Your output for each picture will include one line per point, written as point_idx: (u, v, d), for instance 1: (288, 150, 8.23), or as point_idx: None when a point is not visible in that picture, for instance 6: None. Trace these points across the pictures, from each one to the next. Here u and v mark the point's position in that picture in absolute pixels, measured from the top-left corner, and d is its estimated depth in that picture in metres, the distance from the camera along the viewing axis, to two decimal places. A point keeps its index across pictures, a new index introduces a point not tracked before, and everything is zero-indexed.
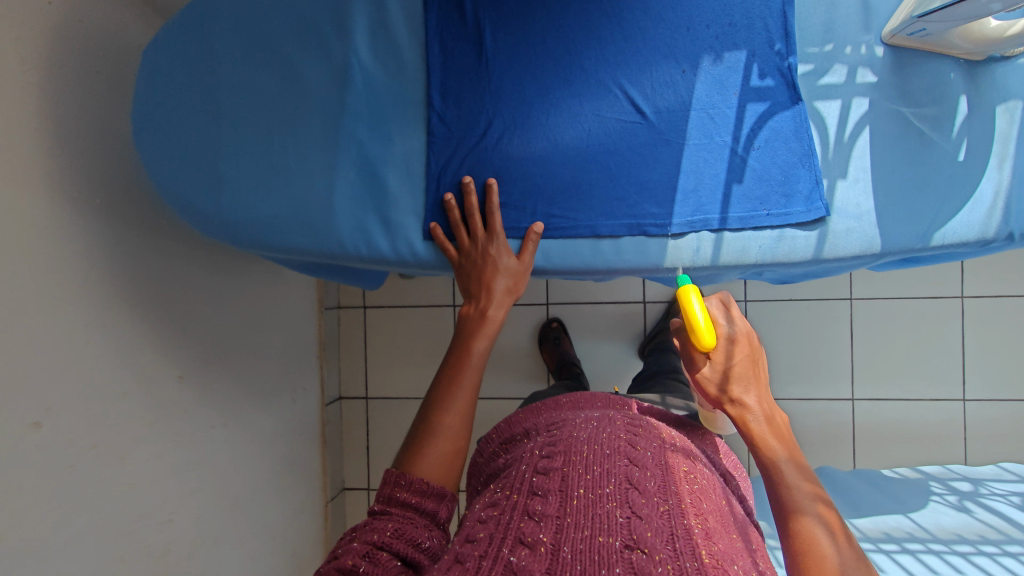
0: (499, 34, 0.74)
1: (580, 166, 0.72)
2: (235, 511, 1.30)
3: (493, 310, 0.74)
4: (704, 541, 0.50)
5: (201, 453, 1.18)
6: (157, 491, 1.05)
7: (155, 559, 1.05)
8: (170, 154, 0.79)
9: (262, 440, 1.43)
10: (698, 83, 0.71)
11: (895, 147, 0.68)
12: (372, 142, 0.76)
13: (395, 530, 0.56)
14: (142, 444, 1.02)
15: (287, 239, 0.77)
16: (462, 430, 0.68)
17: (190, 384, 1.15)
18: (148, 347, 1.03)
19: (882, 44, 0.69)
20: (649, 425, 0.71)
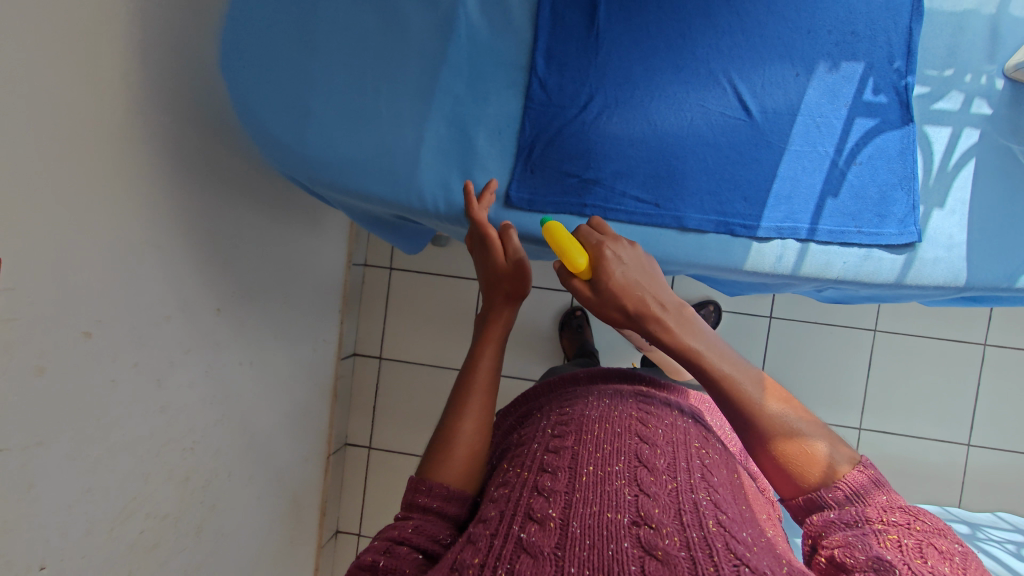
0: (614, 6, 0.72)
1: (674, 155, 0.71)
2: (249, 449, 1.31)
3: (501, 315, 0.67)
4: (715, 509, 0.50)
5: (226, 387, 1.18)
6: (185, 418, 1.06)
7: (174, 484, 1.06)
8: (254, 81, 0.76)
9: (280, 385, 1.44)
10: (810, 88, 0.69)
11: (997, 184, 0.68)
12: (467, 98, 0.74)
13: (415, 527, 0.54)
14: (177, 369, 1.02)
15: (366, 186, 0.75)
16: (481, 436, 0.61)
17: (225, 319, 1.15)
18: (195, 274, 1.03)
19: (1003, 77, 0.68)
20: (661, 399, 0.68)
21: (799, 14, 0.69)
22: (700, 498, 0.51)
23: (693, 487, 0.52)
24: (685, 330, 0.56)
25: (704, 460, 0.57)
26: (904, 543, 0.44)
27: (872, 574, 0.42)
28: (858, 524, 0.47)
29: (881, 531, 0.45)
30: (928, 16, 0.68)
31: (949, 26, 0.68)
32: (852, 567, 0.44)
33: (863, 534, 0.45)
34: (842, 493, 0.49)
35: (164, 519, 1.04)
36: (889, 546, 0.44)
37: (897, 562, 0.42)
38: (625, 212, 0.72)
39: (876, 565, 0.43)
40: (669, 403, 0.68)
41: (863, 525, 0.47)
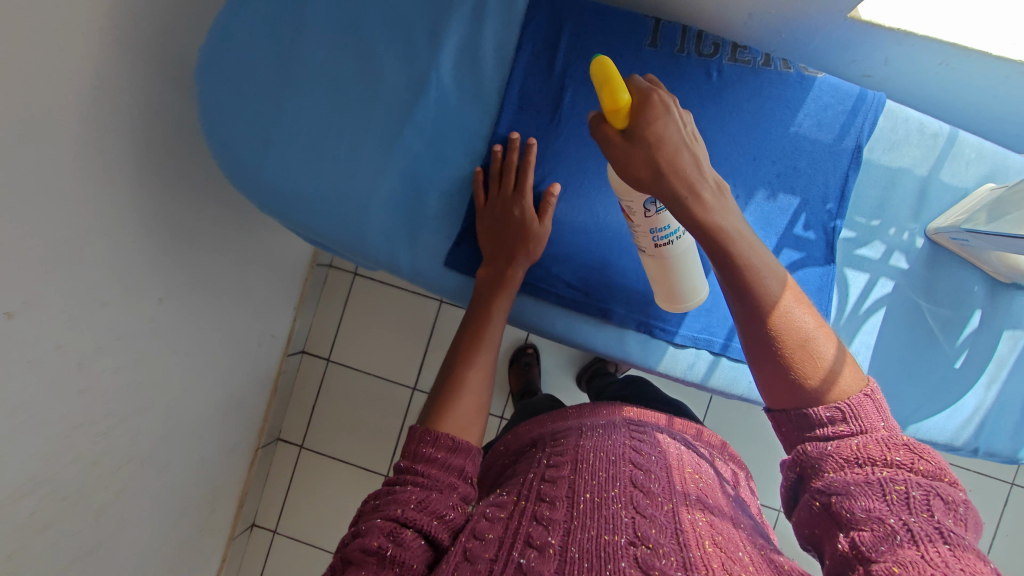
0: (581, 99, 0.74)
1: (611, 249, 0.75)
2: (171, 437, 1.30)
3: (515, 269, 0.72)
4: (710, 531, 0.52)
5: (157, 375, 1.17)
6: (106, 402, 1.05)
7: (82, 466, 1.05)
8: (218, 97, 0.74)
9: (217, 376, 1.42)
10: (747, 212, 0.72)
11: (901, 336, 0.71)
12: (426, 157, 0.76)
13: (418, 500, 0.54)
14: (104, 355, 1.01)
15: (316, 221, 0.77)
16: (484, 390, 0.67)
17: (168, 308, 1.13)
18: (143, 263, 1.01)
19: (923, 236, 0.72)
20: (652, 428, 0.71)
21: (749, 139, 0.73)
22: (695, 520, 0.53)
23: (688, 510, 0.54)
24: (720, 205, 0.51)
25: (698, 484, 0.59)
26: (910, 494, 0.42)
27: (870, 534, 0.41)
28: (852, 467, 0.45)
29: (882, 482, 0.43)
30: (866, 165, 0.72)
31: (881, 179, 0.72)
32: (849, 520, 0.43)
33: (862, 486, 0.43)
34: (839, 415, 0.47)
35: (63, 500, 1.03)
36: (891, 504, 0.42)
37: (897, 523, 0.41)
38: (556, 294, 0.75)
39: (875, 525, 0.41)
40: (664, 436, 0.70)
41: (856, 467, 0.45)
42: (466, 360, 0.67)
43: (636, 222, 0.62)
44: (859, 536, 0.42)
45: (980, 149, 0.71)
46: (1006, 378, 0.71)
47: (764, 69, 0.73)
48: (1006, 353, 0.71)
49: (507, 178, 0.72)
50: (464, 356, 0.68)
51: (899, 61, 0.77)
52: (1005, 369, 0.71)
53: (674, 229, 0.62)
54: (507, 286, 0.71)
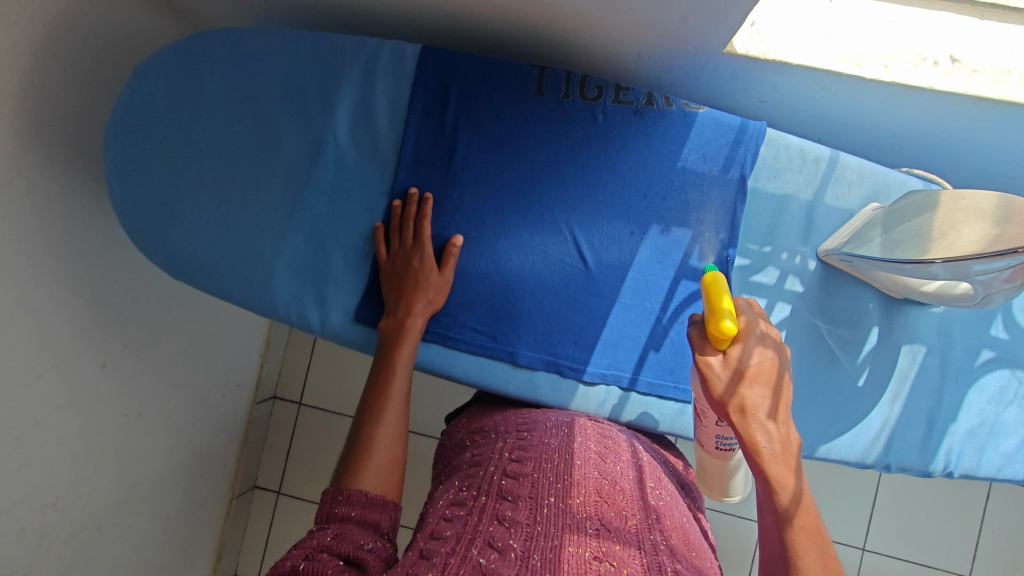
0: (474, 149, 0.76)
1: (514, 294, 0.76)
2: (129, 499, 1.29)
3: (412, 318, 0.71)
4: (671, 554, 0.49)
5: (107, 439, 1.18)
6: (50, 473, 1.06)
7: (28, 540, 1.05)
8: (128, 178, 0.78)
9: (177, 433, 1.42)
10: (643, 247, 0.74)
11: (802, 360, 0.72)
12: (327, 217, 0.77)
13: (336, 537, 0.50)
14: (42, 427, 1.01)
15: (226, 287, 0.78)
16: (397, 445, 0.63)
17: (111, 373, 1.14)
18: (77, 333, 1.03)
19: (816, 258, 0.73)
20: (619, 437, 0.68)
21: (637, 177, 0.75)
22: (658, 540, 0.50)
23: (651, 528, 0.51)
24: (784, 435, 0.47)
25: (658, 500, 0.56)
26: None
27: None
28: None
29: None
30: (753, 194, 0.73)
31: (769, 206, 0.73)
32: None
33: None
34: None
35: None
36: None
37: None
38: (464, 342, 0.76)
39: None
40: (625, 445, 0.67)
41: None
42: (373, 419, 0.63)
43: (704, 422, 0.62)
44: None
45: (861, 169, 0.72)
46: (907, 393, 0.71)
47: (647, 109, 0.75)
48: (906, 366, 0.71)
49: (406, 229, 0.74)
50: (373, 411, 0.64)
51: (786, 86, 0.78)
52: (906, 383, 0.71)
53: None
54: (409, 335, 0.70)
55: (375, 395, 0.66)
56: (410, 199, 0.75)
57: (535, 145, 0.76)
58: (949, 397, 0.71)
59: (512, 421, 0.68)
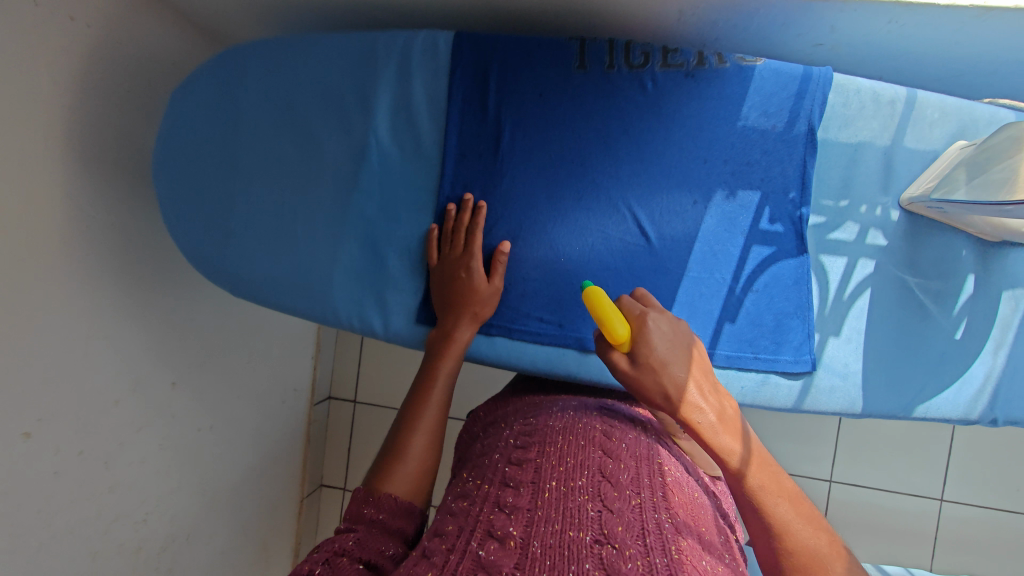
0: (520, 133, 0.73)
1: (576, 278, 0.73)
2: (210, 507, 1.35)
3: (459, 329, 0.71)
4: (676, 534, 0.46)
5: (184, 453, 1.22)
6: (138, 491, 1.10)
7: (126, 555, 1.10)
8: (184, 201, 0.78)
9: (245, 440, 1.47)
10: (707, 216, 0.71)
11: (891, 317, 0.68)
12: (378, 221, 0.76)
13: (359, 539, 0.51)
14: (125, 450, 1.05)
15: (287, 301, 0.78)
16: (430, 454, 0.62)
17: (182, 391, 1.18)
18: (146, 357, 1.06)
19: (899, 208, 0.68)
20: (625, 414, 0.65)
21: (696, 143, 0.71)
22: (663, 519, 0.47)
23: (655, 506, 0.48)
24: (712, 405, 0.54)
25: (665, 477, 0.53)
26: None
27: None
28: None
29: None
30: (824, 147, 0.69)
31: (843, 158, 0.68)
32: None
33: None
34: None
35: None
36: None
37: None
38: (529, 332, 0.74)
39: None
40: (632, 423, 0.64)
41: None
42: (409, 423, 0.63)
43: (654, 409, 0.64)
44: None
45: (943, 107, 0.67)
46: (1013, 341, 0.66)
47: (699, 70, 0.70)
48: (1008, 314, 0.66)
49: (455, 237, 0.73)
50: (409, 417, 0.64)
51: (846, 26, 0.72)
52: (1010, 331, 0.66)
53: None
54: (455, 346, 0.70)
55: (415, 400, 0.66)
56: (465, 206, 0.73)
57: (583, 121, 0.73)
58: None
59: (522, 409, 0.68)
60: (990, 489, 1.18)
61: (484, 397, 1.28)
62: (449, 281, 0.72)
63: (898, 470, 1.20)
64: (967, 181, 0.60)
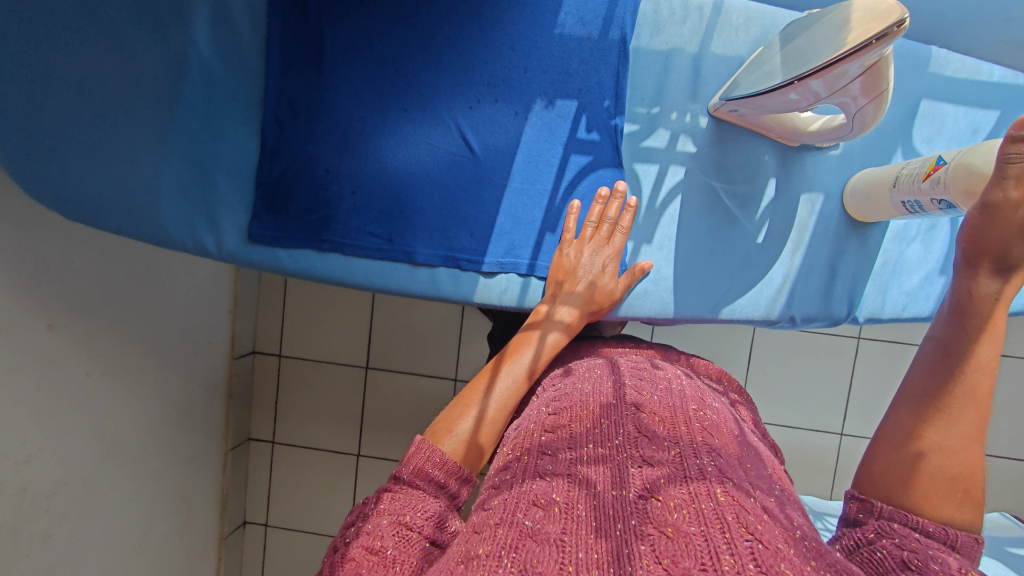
0: (341, 43, 0.72)
1: (405, 193, 0.73)
2: (127, 459, 1.22)
3: (565, 311, 0.64)
4: (721, 475, 0.43)
5: (67, 402, 1.05)
6: (18, 433, 0.96)
7: (11, 499, 0.95)
8: None
9: (139, 398, 1.24)
10: (528, 126, 0.71)
11: (700, 222, 0.70)
12: (203, 137, 0.74)
13: (424, 511, 0.46)
14: (51, 417, 1.02)
15: (121, 223, 0.74)
16: (499, 421, 0.56)
17: (62, 335, 1.03)
18: (17, 294, 0.93)
19: (707, 114, 0.70)
20: (654, 363, 0.63)
21: (515, 52, 0.70)
22: (706, 463, 0.44)
23: (697, 452, 0.45)
24: None
25: (705, 421, 0.51)
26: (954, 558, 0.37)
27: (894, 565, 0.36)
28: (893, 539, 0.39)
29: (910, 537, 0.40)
30: (636, 55, 0.70)
31: (655, 65, 0.70)
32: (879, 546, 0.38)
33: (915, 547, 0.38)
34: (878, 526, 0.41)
35: None
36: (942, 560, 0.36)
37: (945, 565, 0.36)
38: (361, 247, 0.74)
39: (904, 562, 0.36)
40: (671, 373, 0.61)
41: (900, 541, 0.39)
42: (474, 392, 0.57)
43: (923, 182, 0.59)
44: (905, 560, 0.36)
45: (747, 13, 0.68)
46: (809, 242, 0.71)
47: None
48: (805, 217, 0.70)
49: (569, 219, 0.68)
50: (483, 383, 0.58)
51: None
52: (807, 233, 0.70)
53: (917, 211, 0.62)
54: (555, 326, 0.63)
55: (495, 365, 0.60)
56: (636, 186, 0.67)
57: (404, 31, 0.72)
58: (847, 246, 0.71)
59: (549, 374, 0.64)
60: (876, 416, 1.26)
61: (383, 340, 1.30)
62: (572, 265, 0.67)
63: (794, 403, 1.27)
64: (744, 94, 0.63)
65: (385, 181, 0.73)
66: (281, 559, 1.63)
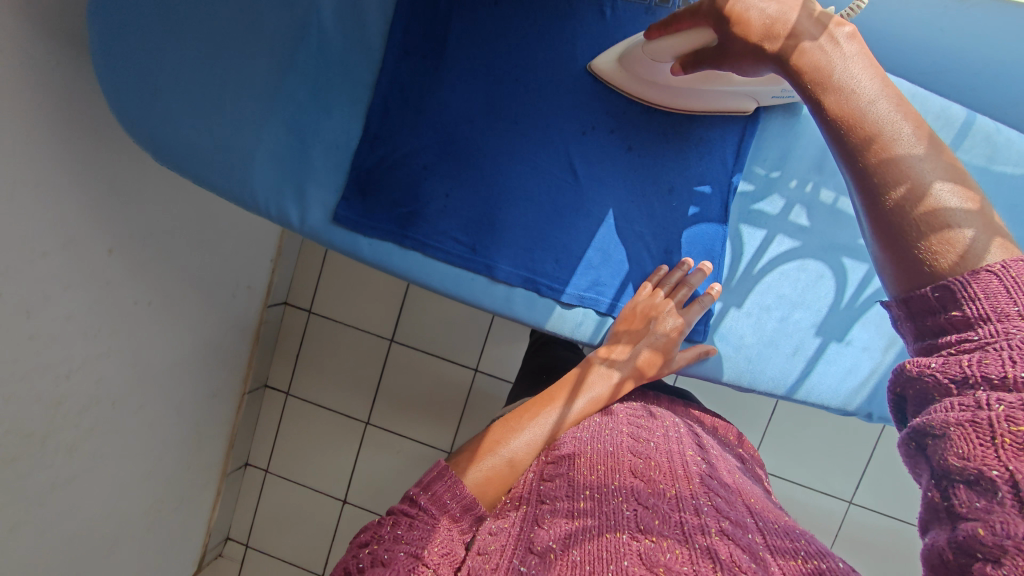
0: (466, 41, 0.70)
1: (499, 205, 0.71)
2: (161, 389, 1.18)
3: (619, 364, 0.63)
4: (719, 518, 0.42)
5: (113, 325, 0.99)
6: (62, 347, 0.90)
7: (46, 409, 0.90)
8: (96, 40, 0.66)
9: (183, 329, 1.20)
10: (637, 164, 0.70)
11: (792, 295, 0.71)
12: (308, 109, 0.73)
13: (442, 546, 0.45)
14: (96, 338, 0.96)
15: (210, 177, 0.72)
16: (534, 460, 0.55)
17: (121, 258, 0.96)
18: (85, 210, 0.86)
19: (827, 189, 0.70)
20: (664, 412, 0.61)
21: None
22: (703, 504, 0.44)
23: (694, 494, 0.45)
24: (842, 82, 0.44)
25: (704, 465, 0.50)
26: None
27: (966, 485, 0.32)
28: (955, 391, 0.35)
29: (965, 365, 0.35)
30: (767, 116, 0.69)
31: (786, 131, 0.70)
32: (939, 464, 0.34)
33: (966, 422, 0.32)
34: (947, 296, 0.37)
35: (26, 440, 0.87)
36: (1001, 447, 0.31)
37: (1002, 480, 0.30)
38: (443, 251, 0.72)
39: (973, 476, 0.32)
40: (671, 418, 0.61)
41: (962, 391, 0.34)
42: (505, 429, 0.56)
43: None
44: (952, 492, 0.33)
45: (896, 93, 0.67)
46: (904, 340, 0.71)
47: (660, 9, 0.69)
48: None
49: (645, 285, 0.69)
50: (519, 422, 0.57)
51: None
52: None
53: None
54: (605, 378, 0.62)
55: (534, 408, 0.58)
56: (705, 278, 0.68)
57: (531, 40, 0.69)
58: None
59: None
60: (896, 498, 1.22)
61: None
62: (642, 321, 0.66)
63: (818, 472, 1.23)
64: (772, 95, 0.65)
65: (488, 196, 0.71)
66: (272, 513, 1.59)
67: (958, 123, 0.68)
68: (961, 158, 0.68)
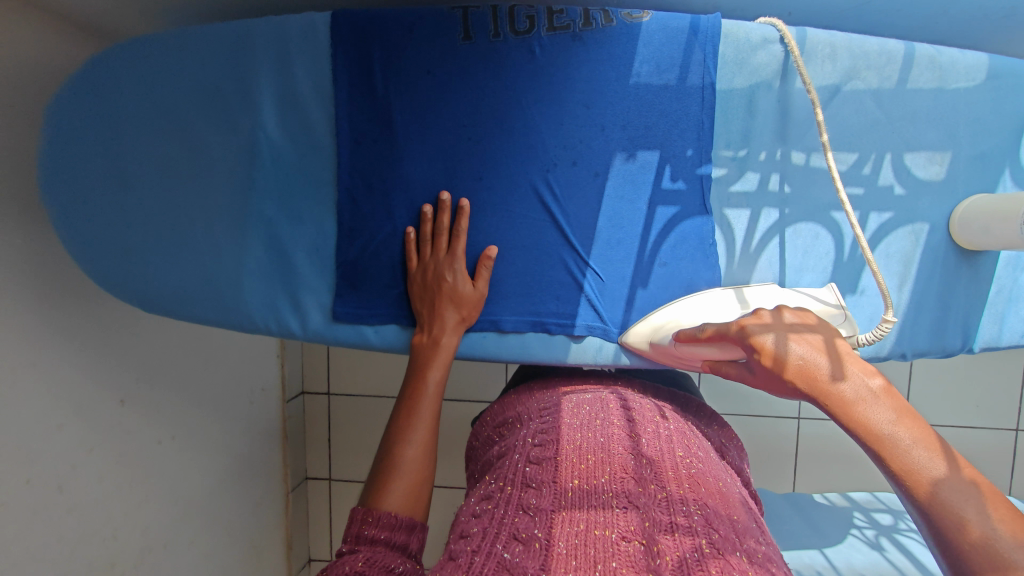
0: (411, 114, 0.71)
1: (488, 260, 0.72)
2: (207, 518, 1.16)
3: (446, 334, 0.68)
4: (708, 527, 0.40)
5: (144, 473, 0.98)
6: (99, 512, 0.88)
7: None
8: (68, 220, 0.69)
9: (215, 454, 1.18)
10: (609, 182, 0.71)
11: (795, 260, 0.72)
12: (281, 221, 0.73)
13: (368, 559, 0.47)
14: (130, 492, 0.94)
15: (206, 313, 0.73)
16: (427, 459, 0.59)
17: (134, 408, 0.95)
18: (88, 373, 0.86)
19: (796, 150, 0.71)
20: (650, 405, 0.59)
21: (590, 111, 0.69)
22: (692, 512, 0.42)
23: (683, 498, 0.43)
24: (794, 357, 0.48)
25: (694, 469, 0.48)
26: None
27: None
28: None
29: None
30: (721, 99, 0.70)
31: (742, 108, 0.70)
32: None
33: None
34: None
35: None
36: None
37: None
38: None
39: None
40: (653, 409, 0.58)
41: None
42: (400, 436, 0.60)
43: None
44: None
45: (833, 44, 0.68)
46: (916, 275, 0.72)
47: (585, 33, 0.68)
48: (911, 247, 0.71)
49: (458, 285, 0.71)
50: (402, 429, 0.60)
51: None
52: (912, 265, 0.72)
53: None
54: (442, 355, 0.67)
55: (408, 408, 0.62)
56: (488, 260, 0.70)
57: (473, 94, 0.70)
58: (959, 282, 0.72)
59: (534, 406, 0.62)
60: None
61: (457, 379, 1.24)
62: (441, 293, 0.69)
63: None
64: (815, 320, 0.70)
65: (470, 264, 0.72)
66: None
67: (900, 57, 0.69)
68: (912, 90, 0.69)
